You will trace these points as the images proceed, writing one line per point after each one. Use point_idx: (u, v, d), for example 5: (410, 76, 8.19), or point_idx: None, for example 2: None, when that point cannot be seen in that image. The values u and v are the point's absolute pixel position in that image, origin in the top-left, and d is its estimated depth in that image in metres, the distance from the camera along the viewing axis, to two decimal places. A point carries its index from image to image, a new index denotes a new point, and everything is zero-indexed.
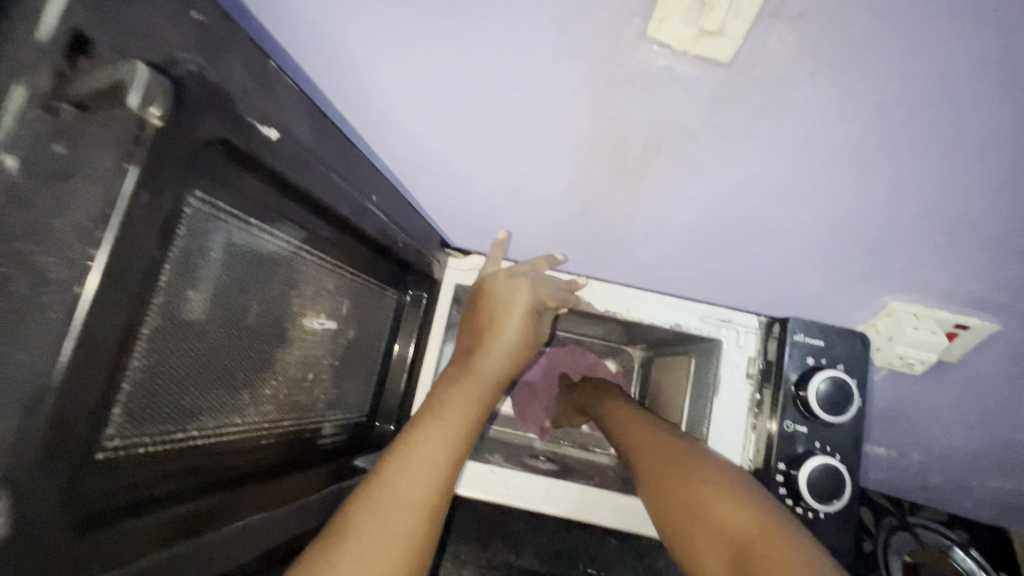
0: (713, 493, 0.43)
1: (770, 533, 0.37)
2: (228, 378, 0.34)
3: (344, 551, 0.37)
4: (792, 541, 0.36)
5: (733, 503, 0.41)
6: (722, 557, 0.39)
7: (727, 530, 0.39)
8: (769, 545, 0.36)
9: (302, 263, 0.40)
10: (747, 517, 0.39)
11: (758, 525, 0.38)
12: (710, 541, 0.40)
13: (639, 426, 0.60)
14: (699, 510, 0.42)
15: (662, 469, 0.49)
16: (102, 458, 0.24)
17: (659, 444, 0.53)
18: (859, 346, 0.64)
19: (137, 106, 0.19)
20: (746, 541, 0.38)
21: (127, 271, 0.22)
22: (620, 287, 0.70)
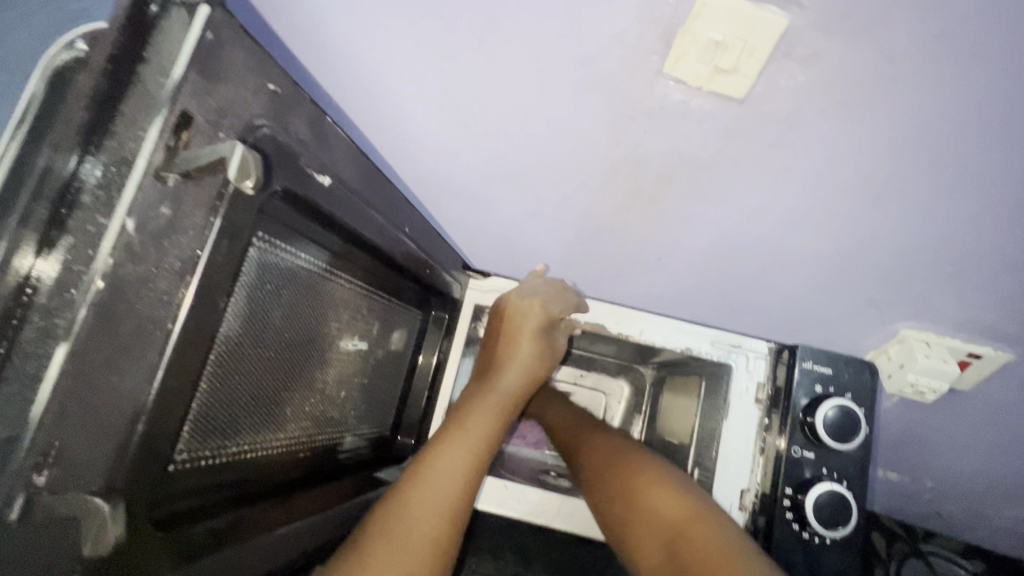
0: (653, 486, 0.52)
1: (699, 520, 0.47)
2: (275, 396, 0.37)
3: (371, 554, 0.40)
4: (721, 527, 0.46)
5: (669, 495, 0.50)
6: (660, 541, 0.48)
7: (665, 520, 0.48)
8: (699, 531, 0.45)
9: (341, 288, 0.43)
10: (679, 505, 0.49)
11: (690, 514, 0.47)
12: (651, 527, 0.49)
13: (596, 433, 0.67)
14: (642, 504, 0.51)
15: (609, 471, 0.57)
16: (174, 469, 0.27)
17: (602, 448, 0.62)
18: (864, 372, 0.65)
19: (234, 174, 0.24)
20: (681, 527, 0.47)
21: (206, 306, 0.26)
22: (632, 312, 0.71)
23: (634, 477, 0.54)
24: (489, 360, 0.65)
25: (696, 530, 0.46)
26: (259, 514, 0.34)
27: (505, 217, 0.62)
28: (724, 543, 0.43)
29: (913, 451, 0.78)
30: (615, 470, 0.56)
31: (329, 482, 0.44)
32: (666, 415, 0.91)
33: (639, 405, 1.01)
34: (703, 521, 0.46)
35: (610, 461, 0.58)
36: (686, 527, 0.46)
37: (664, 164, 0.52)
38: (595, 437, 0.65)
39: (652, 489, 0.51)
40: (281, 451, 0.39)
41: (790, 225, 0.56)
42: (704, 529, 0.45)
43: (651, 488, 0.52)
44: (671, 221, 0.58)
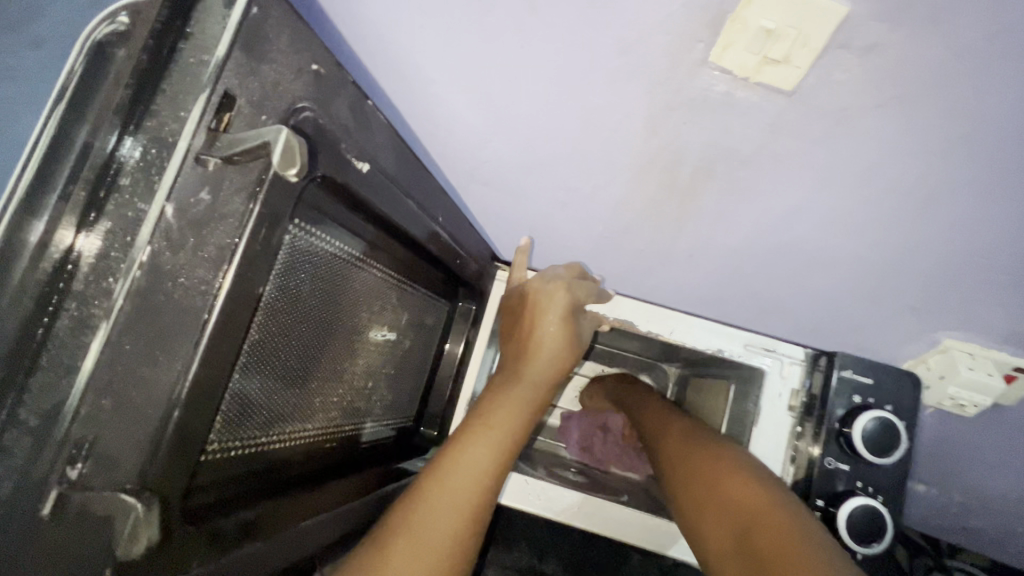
0: (732, 478, 0.47)
1: (777, 512, 0.42)
2: (305, 385, 0.37)
3: (393, 550, 0.41)
4: (798, 520, 0.41)
5: (749, 487, 0.46)
6: (731, 529, 0.44)
7: (741, 510, 0.44)
8: (775, 522, 0.41)
9: (373, 277, 0.42)
10: (759, 497, 0.44)
11: (770, 507, 0.43)
12: (726, 520, 0.45)
13: (667, 425, 0.64)
14: (718, 493, 0.47)
15: (689, 461, 0.53)
16: (205, 461, 0.27)
17: (684, 439, 0.58)
18: (906, 383, 0.63)
19: (279, 166, 0.21)
20: (756, 519, 0.42)
21: (244, 298, 0.24)
22: (664, 310, 0.70)
23: (713, 468, 0.50)
24: (513, 350, 0.62)
25: (771, 521, 0.41)
26: (285, 506, 0.33)
27: (537, 209, 0.60)
28: (801, 537, 0.39)
29: (949, 473, 0.74)
30: (695, 462, 0.53)
31: (355, 473, 0.44)
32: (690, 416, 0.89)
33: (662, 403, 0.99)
34: (781, 513, 0.42)
35: (689, 452, 0.55)
36: (760, 519, 0.42)
37: (703, 159, 0.50)
38: (681, 429, 0.61)
39: (731, 480, 0.47)
40: (308, 442, 0.39)
41: (828, 227, 0.53)
42: (779, 522, 0.41)
43: (731, 480, 0.47)
44: (706, 218, 0.56)
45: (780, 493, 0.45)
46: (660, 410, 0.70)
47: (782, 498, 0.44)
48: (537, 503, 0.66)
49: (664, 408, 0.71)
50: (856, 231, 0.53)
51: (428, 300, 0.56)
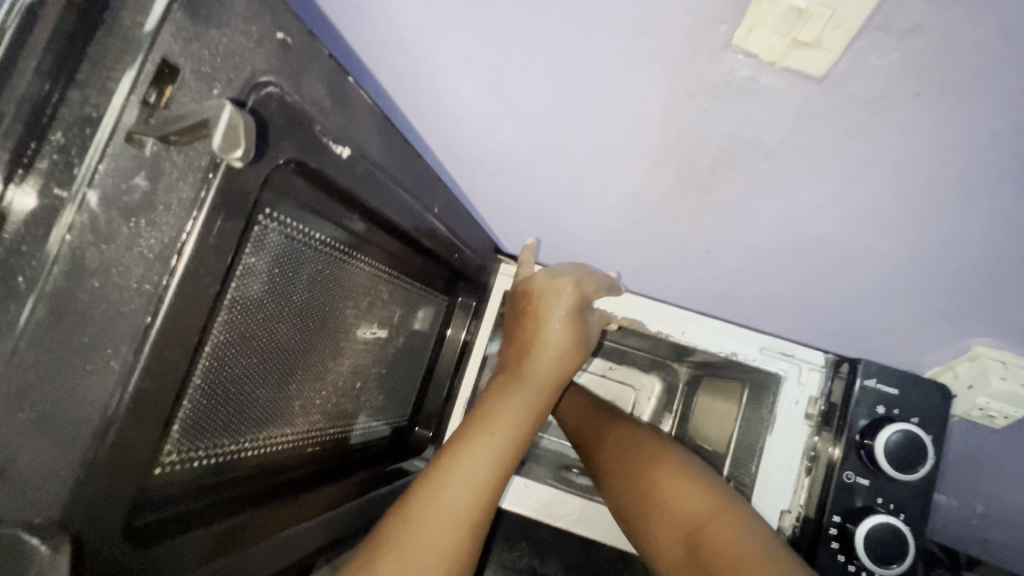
0: (674, 481, 0.49)
1: (723, 518, 0.44)
2: (283, 387, 0.34)
3: (386, 565, 0.39)
4: (749, 529, 0.43)
5: (692, 491, 0.48)
6: (682, 533, 0.46)
7: (688, 513, 0.47)
8: (723, 530, 0.43)
9: (361, 271, 0.40)
10: (703, 502, 0.46)
11: (716, 512, 0.45)
12: (671, 525, 0.48)
13: (606, 423, 0.64)
14: (661, 497, 0.49)
15: (628, 463, 0.55)
16: (159, 474, 0.24)
17: (620, 438, 0.59)
18: (935, 396, 0.58)
19: (223, 147, 0.18)
20: (703, 525, 0.45)
21: (197, 297, 0.22)
22: (675, 309, 0.66)
23: (654, 470, 0.52)
24: (517, 348, 0.59)
25: (722, 530, 0.43)
26: (264, 519, 0.31)
27: (543, 201, 0.57)
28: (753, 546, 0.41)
29: (979, 495, 0.68)
30: (635, 461, 0.54)
31: (342, 477, 0.42)
32: (702, 417, 0.86)
33: (671, 403, 0.96)
34: (725, 520, 0.44)
35: (629, 452, 0.56)
36: (708, 529, 0.44)
37: (722, 149, 0.45)
38: (614, 427, 0.62)
39: (673, 484, 0.49)
40: (289, 446, 0.36)
41: (857, 226, 0.49)
42: (726, 529, 0.43)
43: (671, 483, 0.49)
44: (722, 213, 0.52)
45: (730, 500, 0.46)
46: (584, 403, 0.71)
47: (730, 504, 0.46)
48: (537, 506, 0.64)
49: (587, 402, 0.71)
50: (886, 232, 0.49)
51: (426, 294, 0.53)
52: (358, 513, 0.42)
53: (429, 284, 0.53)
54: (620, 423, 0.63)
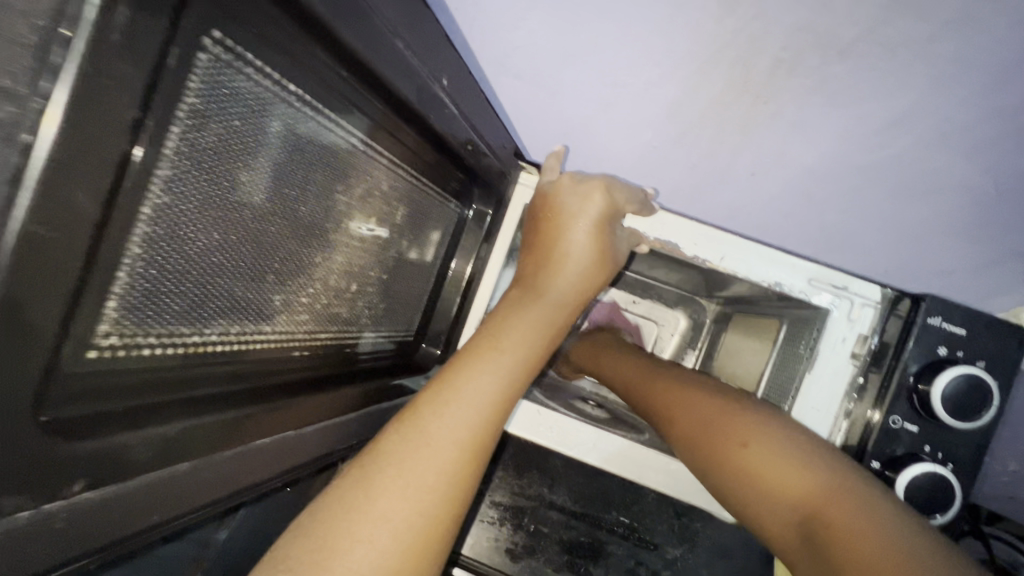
0: (766, 458, 0.41)
1: (840, 506, 0.36)
2: (259, 276, 0.30)
3: (380, 482, 0.36)
4: (872, 518, 0.35)
5: (792, 470, 0.40)
6: (792, 523, 0.39)
7: (793, 498, 0.39)
8: (841, 519, 0.36)
9: (356, 155, 0.34)
10: (813, 487, 0.38)
11: (832, 497, 0.37)
12: (774, 512, 0.40)
13: (665, 378, 0.55)
14: (754, 477, 0.41)
15: (694, 430, 0.46)
16: (94, 357, 0.20)
17: (682, 397, 0.50)
18: (1010, 340, 0.51)
19: None
20: (821, 513, 0.37)
21: (109, 122, 0.16)
22: (716, 231, 0.57)
23: (736, 443, 0.43)
24: (534, 262, 0.54)
25: (843, 523, 0.35)
26: (242, 423, 0.27)
27: (575, 114, 0.47)
28: (884, 539, 0.33)
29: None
30: (707, 431, 0.45)
31: (339, 386, 0.38)
32: (729, 356, 0.81)
33: (695, 340, 0.91)
34: (843, 506, 0.36)
35: (692, 418, 0.47)
36: (824, 519, 0.36)
37: (786, 46, 0.37)
38: (670, 384, 0.53)
39: (765, 460, 0.41)
40: (272, 347, 0.32)
41: (942, 143, 0.41)
42: (846, 517, 0.36)
43: (762, 458, 0.41)
44: (775, 129, 0.43)
45: (837, 475, 0.39)
46: (638, 365, 0.63)
47: (840, 482, 0.38)
48: (549, 436, 0.61)
49: (640, 362, 0.63)
50: (976, 148, 0.41)
51: (436, 197, 0.48)
52: (356, 425, 0.39)
53: (441, 186, 0.48)
54: (677, 378, 0.54)
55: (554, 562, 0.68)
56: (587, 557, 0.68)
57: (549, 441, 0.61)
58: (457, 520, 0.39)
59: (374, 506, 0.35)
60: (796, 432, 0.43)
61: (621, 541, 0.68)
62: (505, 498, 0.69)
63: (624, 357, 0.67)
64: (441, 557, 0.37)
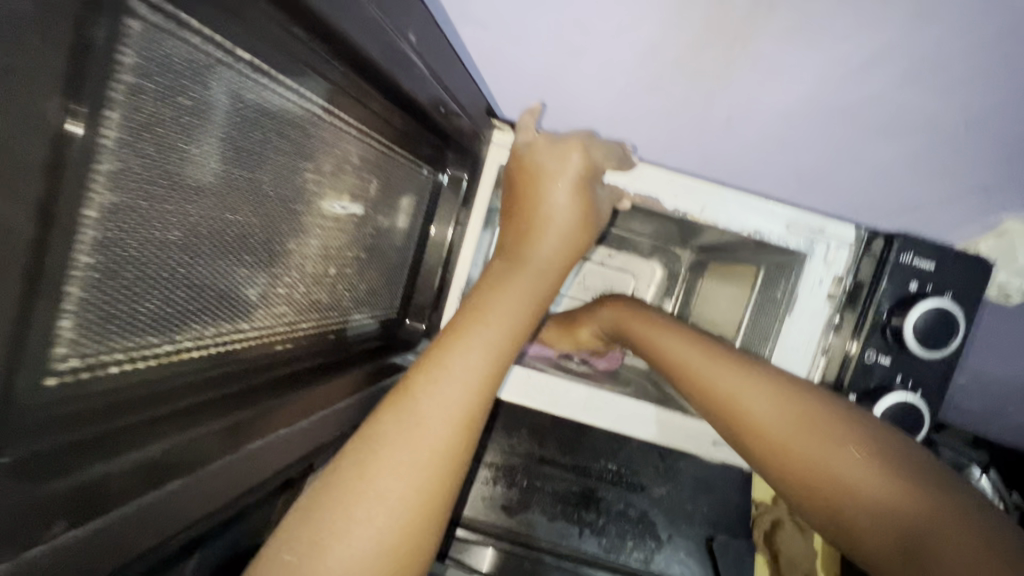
0: (867, 469, 0.37)
1: (955, 520, 0.33)
2: (226, 269, 0.28)
3: (375, 464, 0.35)
4: (993, 541, 0.31)
5: (890, 489, 0.36)
6: (891, 538, 0.35)
7: (896, 511, 0.35)
8: (952, 549, 0.32)
9: (321, 130, 0.32)
10: (919, 499, 0.35)
11: (940, 511, 0.34)
12: (869, 524, 0.36)
13: (696, 348, 0.50)
14: (854, 485, 0.37)
15: (778, 424, 0.42)
16: (55, 387, 0.19)
17: (747, 379, 0.45)
18: (975, 271, 0.53)
19: None
20: (931, 530, 0.33)
21: (22, 109, 0.13)
22: (694, 180, 0.55)
23: (827, 454, 0.39)
24: (513, 225, 0.51)
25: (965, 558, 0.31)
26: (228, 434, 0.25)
27: (547, 65, 0.44)
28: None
29: (997, 390, 0.65)
30: (791, 426, 0.41)
31: (329, 372, 0.37)
32: (707, 303, 0.82)
33: (671, 290, 0.93)
34: (949, 530, 0.32)
35: (764, 419, 0.43)
36: (935, 547, 0.32)
37: None
38: (719, 358, 0.48)
39: (867, 467, 0.37)
40: (251, 345, 0.31)
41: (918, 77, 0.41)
42: (955, 545, 0.32)
43: (860, 465, 0.38)
44: (754, 74, 0.41)
45: (930, 484, 0.36)
46: (648, 328, 0.59)
47: (939, 496, 0.35)
48: (541, 399, 0.61)
49: (661, 322, 0.58)
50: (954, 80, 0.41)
51: (407, 162, 0.46)
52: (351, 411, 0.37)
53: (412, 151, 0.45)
54: (732, 354, 0.49)
55: (549, 512, 0.69)
56: (579, 505, 0.70)
57: (543, 404, 0.61)
58: (452, 495, 0.38)
59: (368, 488, 0.34)
60: (885, 432, 0.40)
61: (610, 486, 0.71)
62: (497, 458, 0.71)
63: (646, 317, 0.61)
64: (439, 531, 0.38)
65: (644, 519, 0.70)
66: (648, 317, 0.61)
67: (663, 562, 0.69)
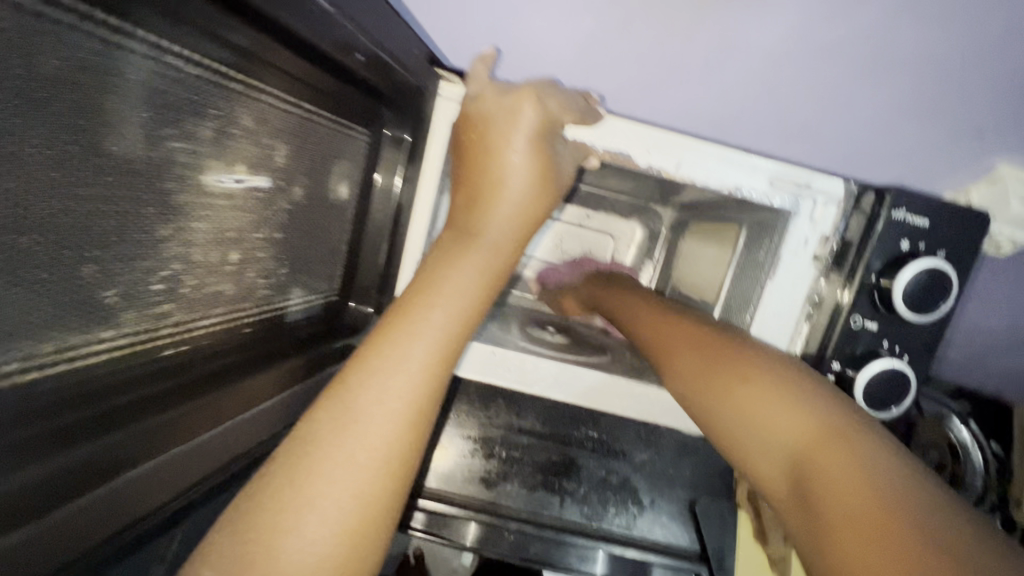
0: (766, 401, 0.37)
1: (834, 445, 0.33)
2: (75, 265, 0.25)
3: (307, 470, 0.32)
4: (877, 464, 0.31)
5: (795, 414, 0.35)
6: (781, 467, 0.35)
7: (784, 439, 0.35)
8: (833, 465, 0.32)
9: (213, 92, 0.31)
10: (807, 426, 0.35)
11: (825, 436, 0.33)
12: (764, 453, 0.36)
13: (656, 317, 0.51)
14: (750, 417, 0.37)
15: (697, 369, 0.42)
16: None
17: (679, 334, 0.46)
18: (970, 225, 0.49)
19: None
20: (812, 456, 0.33)
21: None
22: (671, 133, 0.49)
23: (747, 385, 0.39)
24: (463, 193, 0.46)
25: (844, 472, 0.31)
26: (98, 459, 0.23)
27: None
28: (886, 493, 0.29)
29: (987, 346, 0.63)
30: (705, 370, 0.42)
31: (229, 381, 0.33)
32: (687, 263, 0.78)
33: (652, 250, 0.89)
34: (837, 449, 0.32)
35: (703, 357, 0.43)
36: (818, 464, 0.32)
37: None
38: (666, 322, 0.49)
39: (765, 400, 0.37)
40: (115, 361, 0.28)
41: None
42: (838, 461, 0.32)
43: (760, 398, 0.37)
44: None
45: (842, 417, 0.35)
46: (632, 305, 0.57)
47: (843, 425, 0.34)
48: (510, 376, 0.57)
49: (633, 297, 0.59)
50: None
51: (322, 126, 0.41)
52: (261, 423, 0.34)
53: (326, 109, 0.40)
54: (680, 316, 0.50)
55: (528, 483, 0.66)
56: (559, 474, 0.67)
57: (511, 381, 0.57)
58: (403, 493, 0.36)
59: (300, 496, 0.31)
60: (801, 372, 0.39)
61: (590, 454, 0.68)
62: (475, 431, 0.67)
63: (621, 293, 0.62)
64: (387, 534, 0.35)
65: (627, 484, 0.67)
66: (624, 294, 0.62)
67: (645, 527, 0.65)
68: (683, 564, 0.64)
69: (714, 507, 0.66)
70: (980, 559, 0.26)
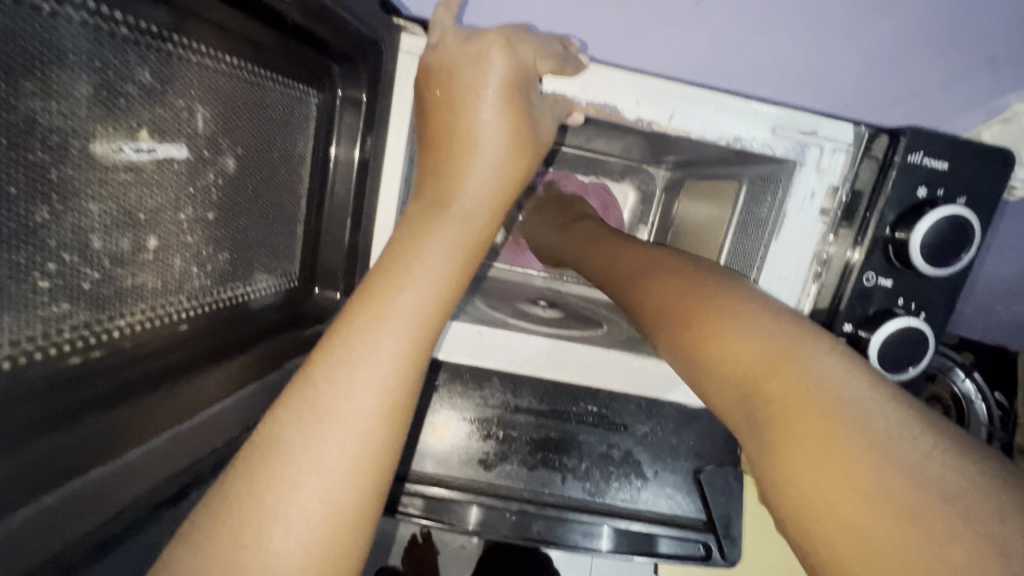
0: (719, 329, 0.35)
1: (783, 366, 0.31)
2: None
3: (265, 477, 0.28)
4: (830, 384, 0.29)
5: (746, 341, 0.34)
6: (734, 393, 0.33)
7: (734, 365, 0.33)
8: (786, 391, 0.30)
9: (87, 39, 0.25)
10: (758, 349, 0.33)
11: (775, 358, 0.32)
12: (718, 383, 0.35)
13: (632, 264, 0.49)
14: (703, 348, 0.36)
15: (660, 308, 0.41)
16: None
17: (650, 277, 0.44)
18: (994, 166, 0.45)
19: None
20: (762, 380, 0.31)
21: None
22: (664, 82, 0.45)
23: (699, 323, 0.37)
24: (432, 157, 0.41)
25: (794, 400, 0.29)
26: None
27: None
28: (837, 415, 0.27)
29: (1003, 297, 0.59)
30: (667, 307, 0.40)
31: (160, 387, 0.29)
32: (683, 225, 0.74)
33: (646, 213, 0.85)
34: (789, 373, 0.30)
35: (660, 299, 0.41)
36: (769, 394, 0.31)
37: None
38: (639, 268, 0.47)
39: (716, 329, 0.35)
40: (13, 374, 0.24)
41: None
42: (789, 383, 0.30)
43: (715, 329, 0.36)
44: None
45: (790, 339, 0.33)
46: (610, 252, 0.55)
47: (793, 345, 0.32)
48: (502, 356, 0.54)
49: (613, 244, 0.57)
50: None
51: (250, 88, 0.35)
52: (202, 430, 0.30)
53: (249, 66, 0.35)
54: (656, 258, 0.48)
55: (528, 463, 0.63)
56: (559, 450, 0.63)
57: (500, 361, 0.54)
58: (383, 496, 0.32)
59: (256, 508, 0.27)
60: (765, 300, 0.37)
61: (591, 429, 0.63)
62: (470, 412, 0.62)
63: (599, 242, 0.60)
64: (366, 545, 0.31)
65: (629, 458, 0.63)
66: (609, 241, 0.59)
67: (650, 500, 0.63)
68: (689, 534, 0.62)
69: (720, 474, 0.64)
70: (939, 475, 0.24)
